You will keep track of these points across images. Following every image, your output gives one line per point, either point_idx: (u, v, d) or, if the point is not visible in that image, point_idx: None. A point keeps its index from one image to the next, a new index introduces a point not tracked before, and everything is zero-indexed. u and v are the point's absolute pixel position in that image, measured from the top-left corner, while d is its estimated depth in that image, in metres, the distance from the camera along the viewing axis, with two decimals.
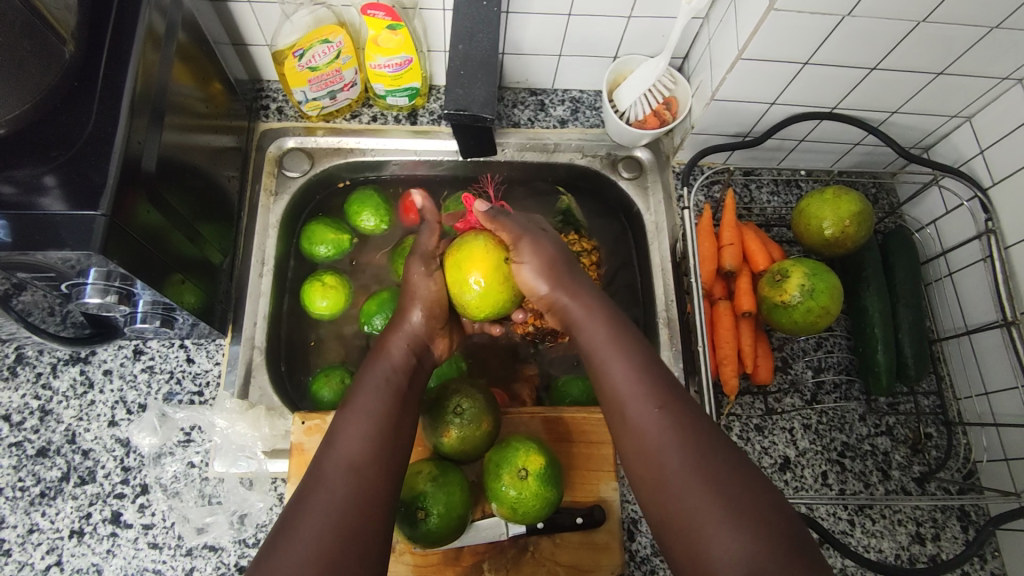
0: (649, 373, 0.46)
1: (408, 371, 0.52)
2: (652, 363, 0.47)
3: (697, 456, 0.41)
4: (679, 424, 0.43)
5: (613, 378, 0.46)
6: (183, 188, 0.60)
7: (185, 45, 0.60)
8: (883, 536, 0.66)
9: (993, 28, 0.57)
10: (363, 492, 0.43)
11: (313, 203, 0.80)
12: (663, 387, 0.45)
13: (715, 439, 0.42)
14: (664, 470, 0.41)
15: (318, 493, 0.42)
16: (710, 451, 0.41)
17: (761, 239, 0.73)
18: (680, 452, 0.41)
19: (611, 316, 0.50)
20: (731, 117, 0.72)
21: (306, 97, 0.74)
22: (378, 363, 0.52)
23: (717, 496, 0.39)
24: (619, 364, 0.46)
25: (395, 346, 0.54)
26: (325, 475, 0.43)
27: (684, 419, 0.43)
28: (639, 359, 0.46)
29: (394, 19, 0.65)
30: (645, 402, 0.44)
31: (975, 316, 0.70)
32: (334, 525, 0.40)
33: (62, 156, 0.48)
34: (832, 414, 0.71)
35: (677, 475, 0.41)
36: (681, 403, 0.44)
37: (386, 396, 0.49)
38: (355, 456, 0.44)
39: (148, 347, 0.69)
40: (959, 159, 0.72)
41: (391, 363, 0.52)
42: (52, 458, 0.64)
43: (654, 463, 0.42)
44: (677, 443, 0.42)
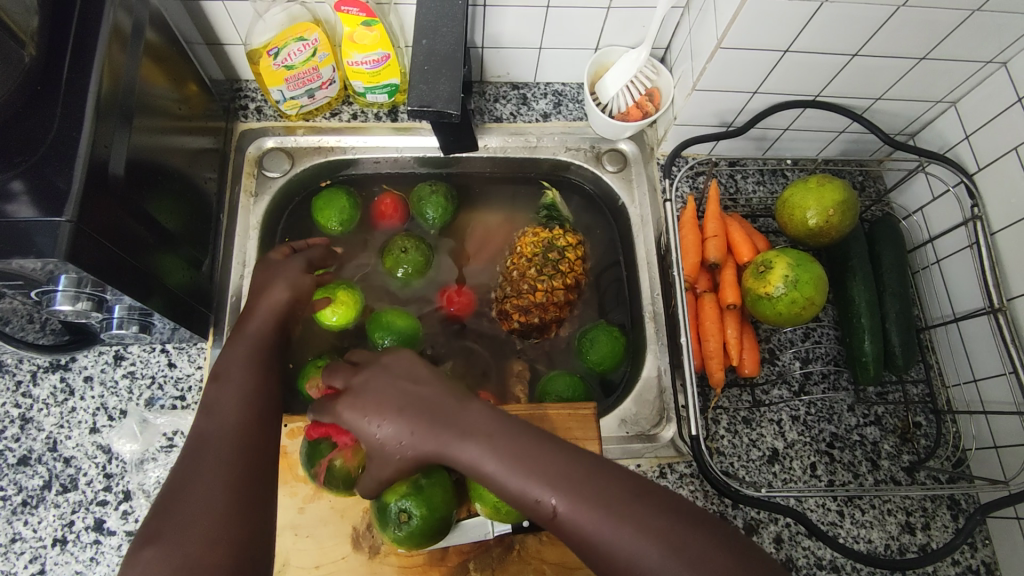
0: (532, 457, 0.44)
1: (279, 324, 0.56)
2: (528, 442, 0.45)
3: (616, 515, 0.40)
4: (588, 497, 0.41)
5: (500, 466, 0.44)
6: (158, 191, 0.59)
7: (155, 44, 0.59)
8: (872, 526, 0.66)
9: (975, 11, 0.56)
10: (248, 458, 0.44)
11: (296, 203, 0.79)
12: (552, 465, 0.43)
13: (627, 491, 0.42)
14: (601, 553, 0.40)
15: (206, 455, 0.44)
16: (644, 520, 0.40)
17: (747, 230, 0.73)
18: (616, 536, 0.40)
19: (470, 423, 0.46)
20: (714, 107, 0.71)
21: (283, 96, 0.73)
22: (244, 335, 0.54)
23: (683, 562, 0.38)
24: (509, 471, 0.43)
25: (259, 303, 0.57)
26: (207, 447, 0.44)
27: (587, 491, 0.42)
28: (521, 457, 0.44)
29: (368, 15, 0.65)
30: (542, 495, 0.42)
31: (963, 303, 0.69)
32: (234, 475, 0.43)
33: (26, 162, 0.47)
34: (821, 405, 0.70)
35: (629, 552, 0.39)
36: (583, 478, 0.42)
37: (252, 365, 0.51)
38: (230, 424, 0.46)
39: (129, 352, 0.68)
40: (944, 145, 0.72)
41: (258, 332, 0.54)
42: (34, 467, 0.63)
43: (599, 556, 0.40)
44: (607, 529, 0.40)
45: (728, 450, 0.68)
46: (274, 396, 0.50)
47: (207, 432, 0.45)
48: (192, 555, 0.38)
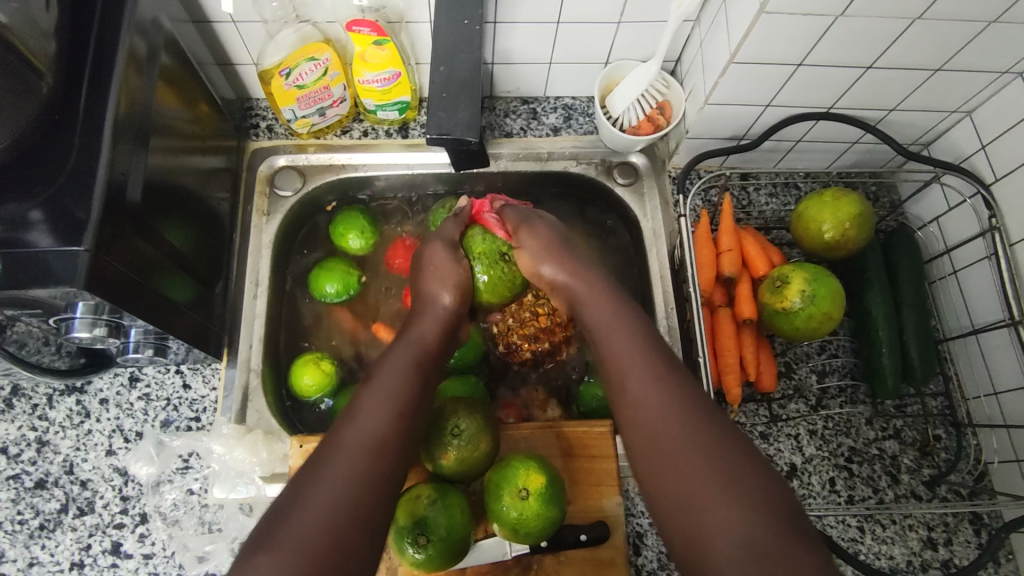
0: (647, 347, 0.47)
1: (433, 350, 0.53)
2: (654, 339, 0.48)
3: (695, 422, 0.42)
4: (673, 399, 0.43)
5: (613, 348, 0.48)
6: (171, 214, 0.59)
7: (170, 68, 0.60)
8: (894, 542, 0.65)
9: (990, 23, 0.56)
10: (380, 472, 0.43)
11: (307, 220, 0.79)
12: (658, 364, 0.45)
13: (715, 418, 0.42)
14: (658, 444, 0.42)
15: (351, 433, 0.44)
16: (709, 422, 0.42)
17: (761, 244, 0.72)
18: (674, 421, 0.42)
19: (637, 323, 0.49)
20: (726, 120, 0.71)
21: (294, 115, 0.73)
22: (406, 339, 0.53)
23: (733, 492, 0.38)
24: (631, 345, 0.47)
25: (422, 330, 0.54)
26: (343, 448, 0.43)
27: (680, 382, 0.44)
28: (645, 338, 0.48)
29: (379, 35, 0.65)
30: (643, 372, 0.45)
31: (982, 315, 0.68)
32: (366, 475, 0.42)
33: (45, 191, 0.47)
34: (839, 419, 0.70)
35: (672, 429, 0.42)
36: (674, 371, 0.45)
37: (408, 376, 0.49)
38: (385, 409, 0.46)
39: (144, 374, 0.68)
40: (959, 156, 0.71)
41: (420, 340, 0.53)
42: (51, 490, 0.63)
43: (649, 429, 0.43)
44: (670, 412, 0.42)
45: None
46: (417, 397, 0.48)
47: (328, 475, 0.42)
48: (318, 534, 0.39)
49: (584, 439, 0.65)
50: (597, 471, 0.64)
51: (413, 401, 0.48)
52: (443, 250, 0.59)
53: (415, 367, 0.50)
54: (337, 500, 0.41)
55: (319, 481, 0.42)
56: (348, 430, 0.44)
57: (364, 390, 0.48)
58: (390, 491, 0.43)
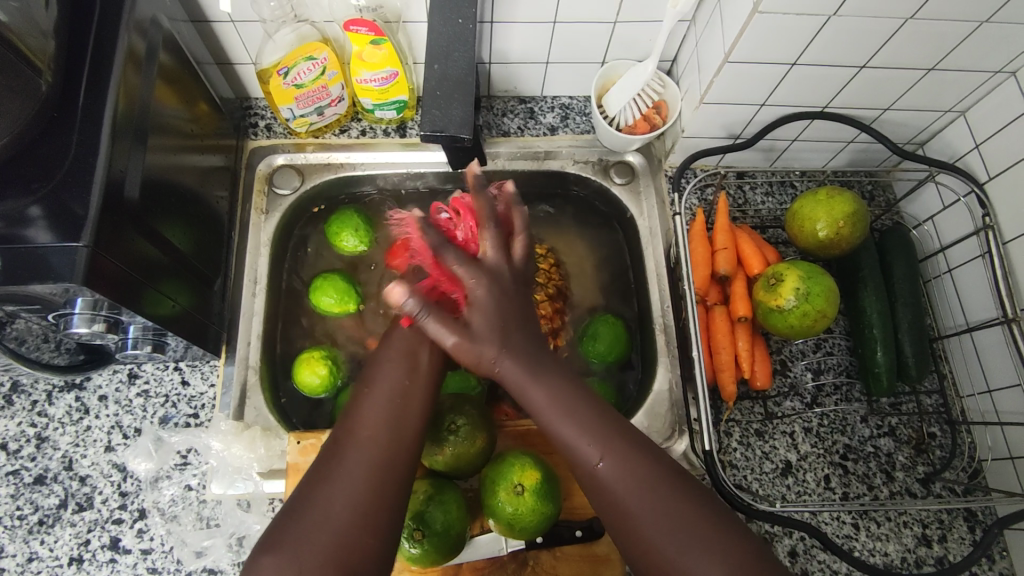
0: (595, 418, 0.46)
1: (427, 330, 0.51)
2: (592, 407, 0.46)
3: (658, 492, 0.43)
4: (632, 473, 0.44)
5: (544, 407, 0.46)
6: (170, 211, 0.59)
7: (168, 66, 0.60)
8: (888, 539, 0.65)
9: (982, 23, 0.56)
10: (381, 469, 0.44)
11: (306, 219, 0.80)
12: (613, 433, 0.45)
13: (672, 482, 0.44)
14: (628, 522, 0.43)
15: (351, 435, 0.45)
16: (669, 485, 0.43)
17: (756, 242, 0.73)
18: (637, 492, 0.43)
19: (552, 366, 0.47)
20: (721, 119, 0.71)
21: (293, 114, 0.74)
22: (388, 342, 0.51)
23: (703, 553, 0.41)
24: (570, 420, 0.46)
25: (407, 320, 0.53)
26: (344, 450, 0.44)
27: (627, 449, 0.45)
28: (579, 395, 0.47)
29: (377, 34, 0.65)
30: (592, 451, 0.45)
31: (976, 313, 0.69)
32: (369, 475, 0.43)
33: (44, 188, 0.48)
34: (834, 417, 0.70)
35: (641, 505, 0.43)
36: (622, 439, 0.45)
37: (403, 366, 0.49)
38: (383, 402, 0.47)
39: (143, 371, 0.69)
40: (954, 154, 0.71)
41: (403, 335, 0.51)
42: (50, 486, 0.64)
43: (619, 506, 0.44)
44: (632, 489, 0.43)
45: (741, 463, 0.68)
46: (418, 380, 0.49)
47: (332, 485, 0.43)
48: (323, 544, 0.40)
49: None
50: None
51: (410, 389, 0.48)
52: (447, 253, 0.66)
53: (412, 358, 0.50)
54: (342, 505, 0.42)
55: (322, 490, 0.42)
56: (347, 431, 0.45)
57: (358, 393, 0.48)
58: (396, 486, 0.44)
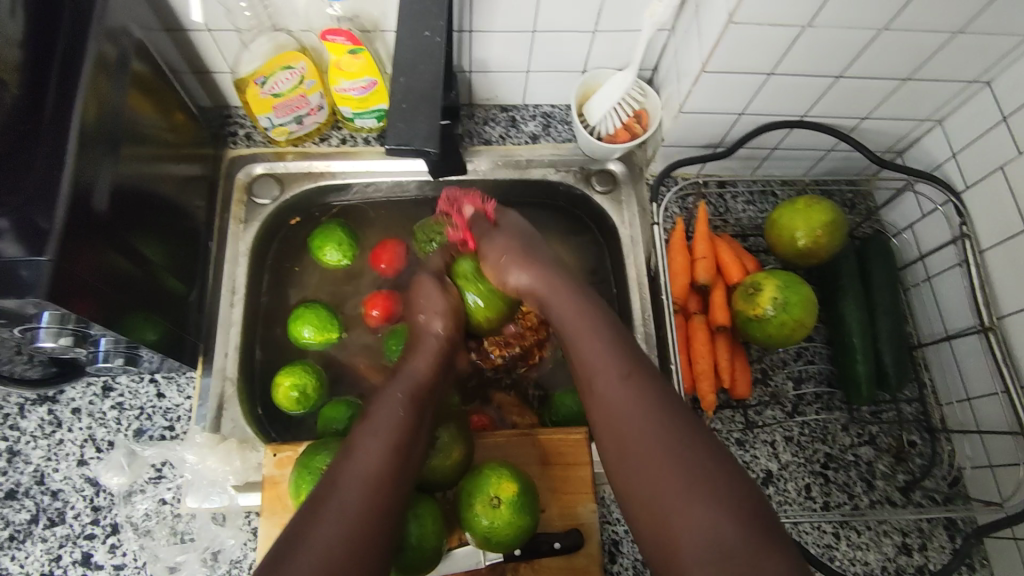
0: (622, 348, 0.51)
1: (427, 387, 0.55)
2: (625, 343, 0.52)
3: (667, 420, 0.46)
4: (642, 396, 0.48)
5: (588, 358, 0.51)
6: (142, 221, 0.58)
7: (142, 75, 0.60)
8: (869, 548, 0.65)
9: (955, 33, 0.57)
10: (377, 503, 0.46)
11: (285, 228, 0.79)
12: (636, 362, 0.50)
13: (688, 420, 0.47)
14: (630, 449, 0.46)
15: (347, 468, 0.47)
16: (682, 419, 0.46)
17: (737, 251, 0.73)
18: (644, 420, 0.47)
19: (607, 320, 0.54)
20: (701, 128, 0.71)
21: (271, 123, 0.73)
22: (403, 375, 0.56)
23: (699, 491, 0.43)
24: (596, 341, 0.52)
25: (418, 364, 0.57)
26: (343, 481, 0.46)
27: (650, 385, 0.49)
28: (611, 340, 0.52)
29: (354, 43, 0.65)
30: (612, 369, 0.50)
31: (955, 321, 0.69)
32: (364, 508, 0.45)
33: (9, 201, 0.47)
34: (815, 425, 0.70)
35: (647, 431, 0.46)
36: (646, 374, 0.50)
37: (406, 407, 0.52)
38: (380, 438, 0.49)
39: (118, 383, 0.68)
40: (932, 163, 0.72)
41: (416, 376, 0.55)
42: (21, 501, 0.63)
43: (617, 429, 0.47)
44: (637, 404, 0.48)
45: None
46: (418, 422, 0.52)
47: (325, 516, 0.44)
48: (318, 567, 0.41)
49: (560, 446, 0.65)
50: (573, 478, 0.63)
51: (410, 435, 0.51)
52: (427, 287, 0.62)
53: (411, 392, 0.54)
54: (337, 536, 0.43)
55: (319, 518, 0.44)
56: (346, 464, 0.47)
57: (359, 428, 0.51)
58: (389, 520, 0.46)
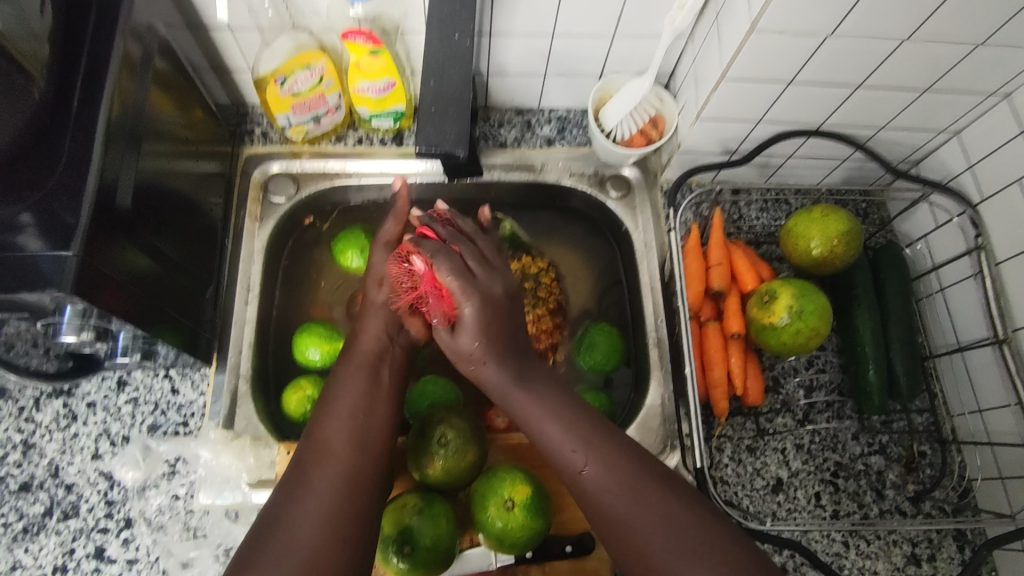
0: (576, 423, 0.48)
1: (383, 352, 0.55)
2: (576, 413, 0.49)
3: (635, 489, 0.45)
4: (613, 470, 0.46)
5: (549, 437, 0.48)
6: (162, 218, 0.59)
7: (164, 73, 0.60)
8: (878, 557, 0.65)
9: (977, 46, 0.57)
10: (346, 486, 0.45)
11: (300, 226, 0.79)
12: (594, 436, 0.47)
13: (651, 479, 0.46)
14: (611, 520, 0.45)
15: (308, 464, 0.46)
16: (649, 485, 0.45)
17: (751, 259, 0.73)
18: (623, 494, 0.45)
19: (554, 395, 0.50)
20: (717, 135, 0.71)
21: (289, 122, 0.74)
22: (357, 350, 0.55)
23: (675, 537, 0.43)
24: (551, 424, 0.48)
25: (365, 337, 0.56)
26: (307, 474, 0.45)
27: (616, 451, 0.47)
28: (565, 411, 0.49)
29: (375, 44, 0.65)
30: (575, 458, 0.47)
31: (968, 333, 0.69)
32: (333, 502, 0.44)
33: (35, 195, 0.47)
34: (825, 434, 0.70)
35: (614, 499, 0.45)
36: (604, 442, 0.47)
37: (363, 385, 0.52)
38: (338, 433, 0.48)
39: (132, 378, 0.68)
40: (947, 174, 0.72)
41: (368, 348, 0.55)
42: (36, 493, 0.63)
43: (603, 511, 0.45)
44: (617, 489, 0.45)
45: (732, 480, 0.68)
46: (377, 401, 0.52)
47: (290, 514, 0.43)
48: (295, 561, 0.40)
49: None
50: None
51: (370, 413, 0.51)
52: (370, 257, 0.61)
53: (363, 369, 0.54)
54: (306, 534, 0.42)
55: (285, 522, 0.43)
56: (308, 457, 0.47)
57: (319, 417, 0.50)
58: (363, 495, 0.46)
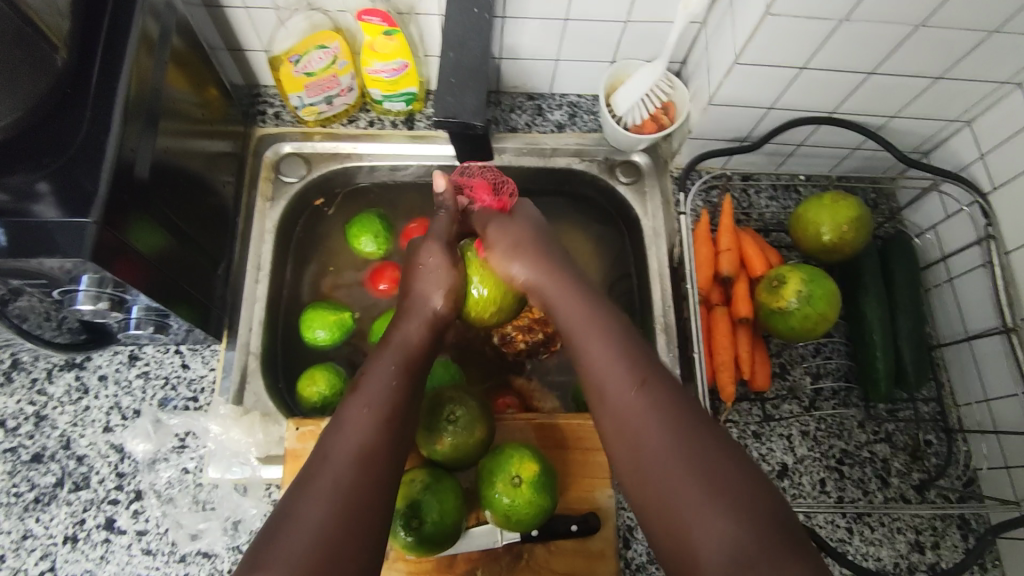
0: (629, 355, 0.46)
1: (421, 354, 0.53)
2: (630, 339, 0.47)
3: (675, 427, 0.42)
4: (656, 404, 0.43)
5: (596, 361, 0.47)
6: (178, 193, 0.59)
7: (181, 51, 0.61)
8: (882, 544, 0.66)
9: (991, 33, 0.57)
10: (372, 479, 0.42)
11: (311, 207, 0.80)
12: (646, 371, 0.45)
13: (696, 422, 0.42)
14: (643, 448, 0.42)
15: (332, 450, 0.43)
16: (692, 427, 0.42)
17: (759, 245, 0.73)
18: (662, 428, 0.42)
19: (617, 326, 0.48)
20: (729, 122, 0.72)
21: (302, 102, 0.74)
22: (395, 342, 0.52)
23: (709, 484, 0.39)
24: (602, 345, 0.47)
25: (408, 329, 0.54)
26: (332, 458, 0.42)
27: (663, 394, 0.43)
28: (619, 336, 0.47)
29: (389, 24, 0.66)
30: (625, 380, 0.44)
31: (976, 322, 0.69)
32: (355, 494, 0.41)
33: (54, 163, 0.48)
34: (831, 420, 0.70)
35: (651, 430, 0.42)
36: (657, 384, 0.44)
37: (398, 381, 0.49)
38: (366, 426, 0.45)
39: (144, 353, 0.69)
40: (958, 164, 0.72)
41: (407, 344, 0.52)
42: (47, 464, 0.64)
43: (635, 437, 0.42)
44: (657, 420, 0.42)
45: None
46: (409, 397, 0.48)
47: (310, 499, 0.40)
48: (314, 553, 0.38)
49: (579, 431, 0.65)
50: (590, 463, 0.64)
51: (403, 407, 0.47)
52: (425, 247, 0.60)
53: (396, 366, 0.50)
54: (324, 525, 0.39)
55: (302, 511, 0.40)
56: (334, 441, 0.44)
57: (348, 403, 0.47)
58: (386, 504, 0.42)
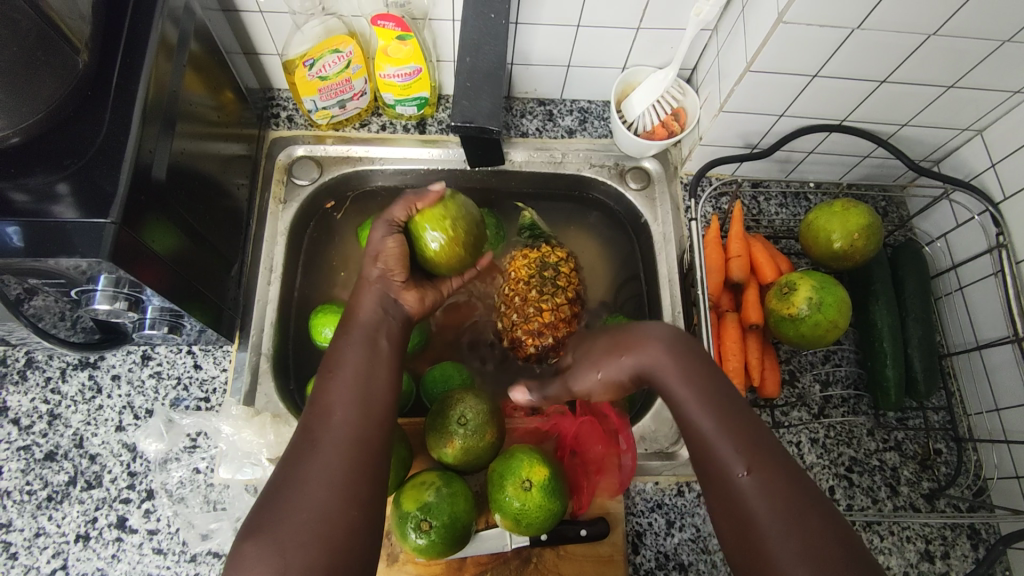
0: (697, 374, 0.47)
1: (379, 325, 0.55)
2: (699, 359, 0.49)
3: (750, 447, 0.43)
4: (731, 425, 0.44)
5: (672, 384, 0.48)
6: (193, 195, 0.60)
7: (198, 55, 0.61)
8: (891, 553, 0.65)
9: (1004, 42, 0.57)
10: (358, 449, 0.44)
11: (323, 210, 0.80)
12: (720, 396, 0.46)
13: (770, 446, 0.44)
14: (719, 469, 0.44)
15: (318, 427, 0.45)
16: (766, 453, 0.43)
17: (770, 252, 0.73)
18: (739, 450, 0.43)
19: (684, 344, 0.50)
20: (740, 128, 0.72)
21: (315, 106, 0.75)
22: (356, 322, 0.55)
23: (787, 511, 0.40)
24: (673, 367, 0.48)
25: (363, 308, 0.56)
26: (318, 439, 0.44)
27: (737, 419, 0.45)
28: (691, 360, 0.49)
29: (403, 30, 0.66)
30: (702, 405, 0.46)
31: (987, 331, 0.69)
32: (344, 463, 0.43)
33: (74, 164, 0.49)
34: (840, 428, 0.70)
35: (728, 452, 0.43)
36: (729, 406, 0.46)
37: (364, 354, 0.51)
38: (341, 406, 0.46)
39: (157, 353, 0.70)
40: (969, 172, 0.72)
41: (367, 319, 0.55)
42: (60, 462, 0.64)
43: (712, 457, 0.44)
44: (732, 443, 0.44)
45: None
46: (383, 371, 0.51)
47: (305, 469, 0.42)
48: (319, 524, 0.40)
49: (590, 433, 0.66)
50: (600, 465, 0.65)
51: (370, 374, 0.50)
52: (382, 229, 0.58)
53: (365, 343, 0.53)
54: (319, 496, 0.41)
55: (292, 490, 0.41)
56: (316, 423, 0.45)
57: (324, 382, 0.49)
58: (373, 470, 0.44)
